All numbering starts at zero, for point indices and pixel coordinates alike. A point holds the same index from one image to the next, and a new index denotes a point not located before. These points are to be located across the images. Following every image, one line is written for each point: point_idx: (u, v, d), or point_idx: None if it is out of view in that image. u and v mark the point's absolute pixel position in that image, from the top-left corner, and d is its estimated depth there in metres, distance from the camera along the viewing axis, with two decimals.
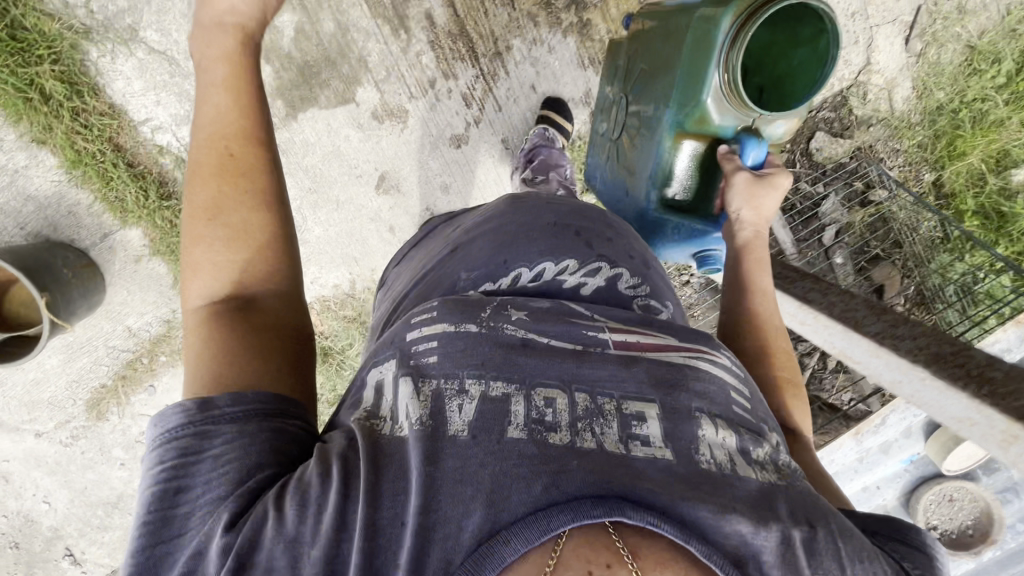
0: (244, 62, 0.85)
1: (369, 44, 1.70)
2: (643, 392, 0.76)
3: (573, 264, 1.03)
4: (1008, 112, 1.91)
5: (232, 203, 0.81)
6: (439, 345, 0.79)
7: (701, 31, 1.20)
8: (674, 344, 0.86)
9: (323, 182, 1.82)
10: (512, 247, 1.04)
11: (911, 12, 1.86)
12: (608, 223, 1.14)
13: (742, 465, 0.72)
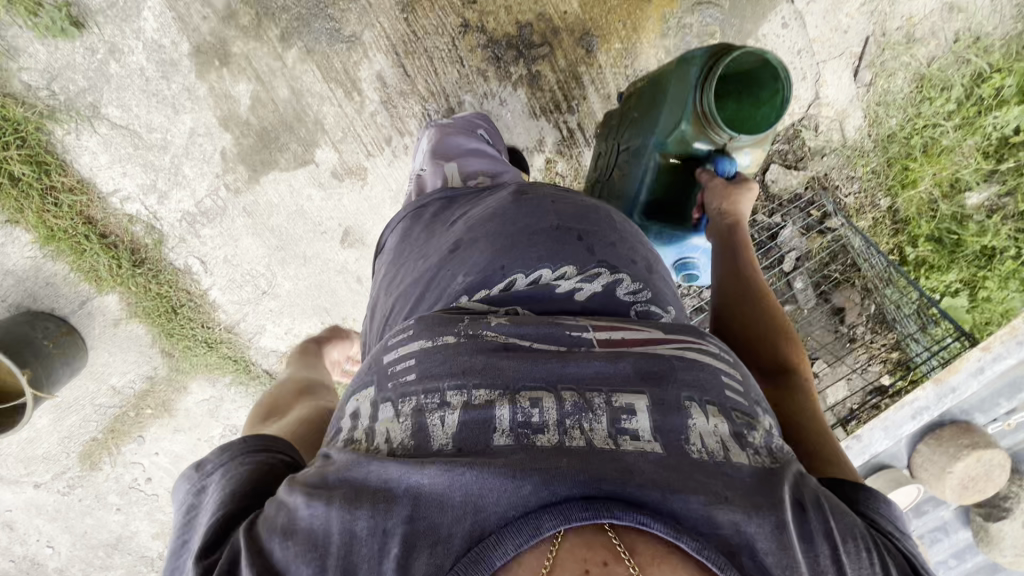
0: (312, 347, 1.37)
1: (323, 107, 1.75)
2: (632, 384, 0.71)
3: (571, 269, 0.97)
4: (957, 139, 1.94)
5: (293, 386, 1.13)
6: (416, 364, 0.77)
7: (678, 79, 1.42)
8: (662, 336, 0.81)
9: (289, 240, 1.89)
10: (511, 252, 0.98)
11: (859, 44, 1.89)
12: (614, 226, 1.06)
13: (735, 450, 0.67)
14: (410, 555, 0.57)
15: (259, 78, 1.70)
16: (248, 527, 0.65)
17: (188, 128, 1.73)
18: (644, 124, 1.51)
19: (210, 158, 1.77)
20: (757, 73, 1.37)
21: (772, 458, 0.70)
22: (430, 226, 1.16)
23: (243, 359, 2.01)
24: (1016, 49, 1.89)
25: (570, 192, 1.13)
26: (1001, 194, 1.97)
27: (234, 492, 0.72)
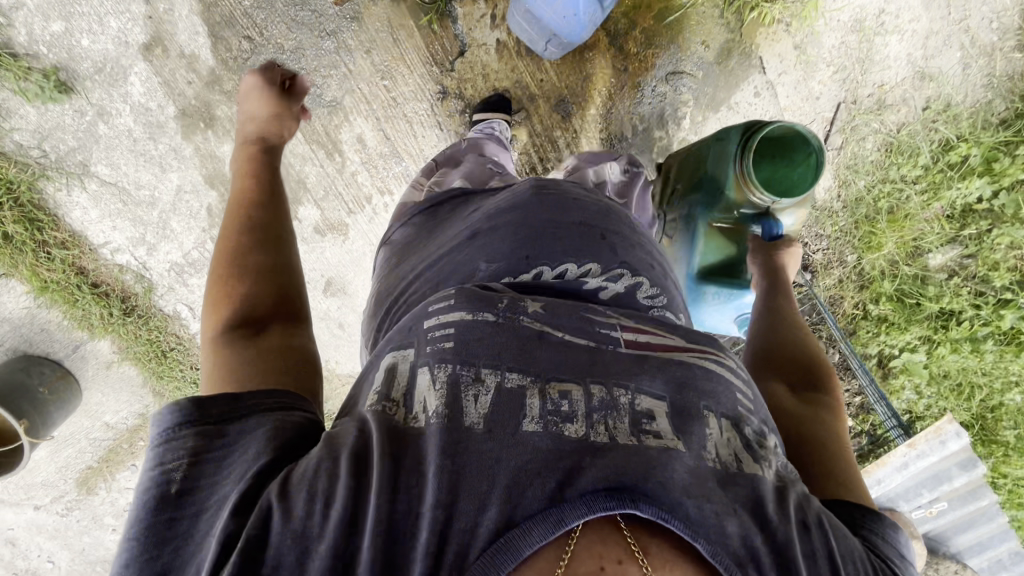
0: (260, 160, 1.15)
1: (306, 167, 1.81)
2: (657, 386, 0.74)
3: (595, 268, 0.99)
4: (921, 203, 1.98)
5: (247, 247, 0.98)
6: (455, 333, 0.78)
7: (718, 150, 1.52)
8: (683, 344, 0.83)
9: None
10: (534, 245, 1.01)
11: (831, 109, 1.93)
12: (633, 231, 1.10)
13: (746, 460, 0.71)
14: (439, 540, 0.57)
15: None
16: (284, 490, 0.63)
17: (175, 186, 1.79)
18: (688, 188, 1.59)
19: (197, 213, 1.83)
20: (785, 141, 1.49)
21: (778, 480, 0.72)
22: (453, 214, 1.20)
23: None
24: (984, 117, 1.93)
25: (597, 192, 1.17)
26: (964, 256, 2.01)
27: (258, 454, 0.68)
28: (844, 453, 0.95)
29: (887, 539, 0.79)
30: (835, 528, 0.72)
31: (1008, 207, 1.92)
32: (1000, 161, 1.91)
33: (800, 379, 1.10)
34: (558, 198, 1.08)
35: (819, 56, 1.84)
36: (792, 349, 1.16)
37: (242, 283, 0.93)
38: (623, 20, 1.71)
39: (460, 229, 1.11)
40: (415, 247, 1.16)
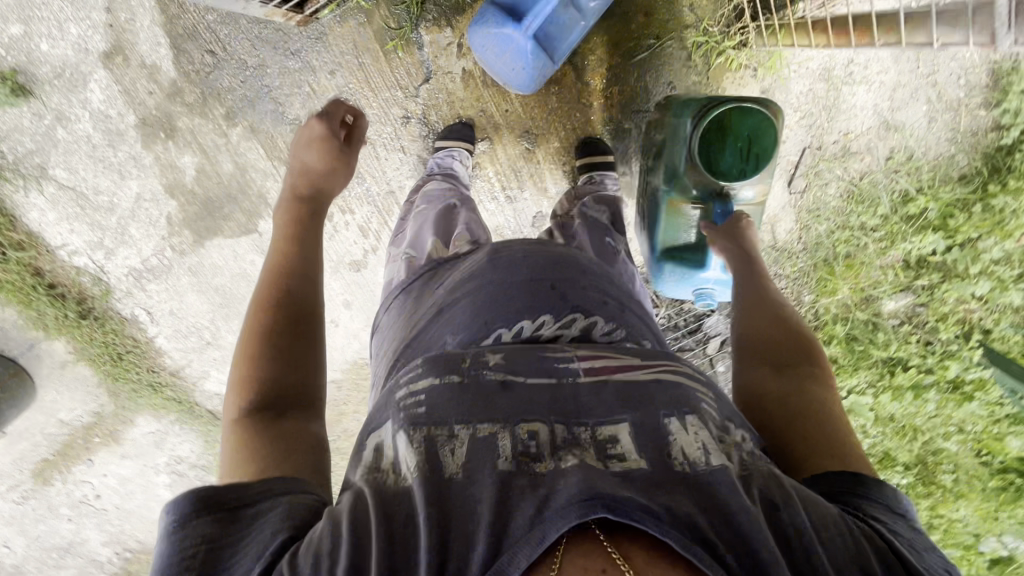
0: (303, 219, 1.14)
1: (267, 182, 1.80)
2: (615, 411, 0.79)
3: (549, 318, 0.99)
4: (877, 251, 2.00)
5: (278, 321, 0.96)
6: (426, 397, 0.81)
7: (673, 134, 1.58)
8: (639, 362, 0.89)
9: (233, 299, 1.98)
10: (492, 307, 1.01)
11: (796, 153, 1.95)
12: (582, 268, 1.11)
13: (714, 450, 0.76)
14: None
15: (205, 151, 1.75)
16: (289, 555, 0.67)
17: (134, 193, 1.79)
18: (653, 171, 1.67)
19: (156, 221, 1.83)
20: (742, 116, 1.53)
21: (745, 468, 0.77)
22: (419, 288, 1.21)
23: (186, 400, 2.12)
24: (946, 171, 1.94)
25: (543, 242, 1.17)
26: (916, 305, 2.03)
27: (271, 536, 0.69)
28: (827, 428, 0.95)
29: (875, 502, 0.81)
30: (807, 502, 0.74)
31: (958, 262, 1.95)
32: (955, 218, 1.92)
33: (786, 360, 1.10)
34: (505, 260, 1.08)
35: (786, 102, 1.85)
36: (769, 331, 1.16)
37: (251, 361, 0.92)
38: (591, 57, 1.71)
39: (428, 305, 1.11)
40: (393, 325, 1.17)
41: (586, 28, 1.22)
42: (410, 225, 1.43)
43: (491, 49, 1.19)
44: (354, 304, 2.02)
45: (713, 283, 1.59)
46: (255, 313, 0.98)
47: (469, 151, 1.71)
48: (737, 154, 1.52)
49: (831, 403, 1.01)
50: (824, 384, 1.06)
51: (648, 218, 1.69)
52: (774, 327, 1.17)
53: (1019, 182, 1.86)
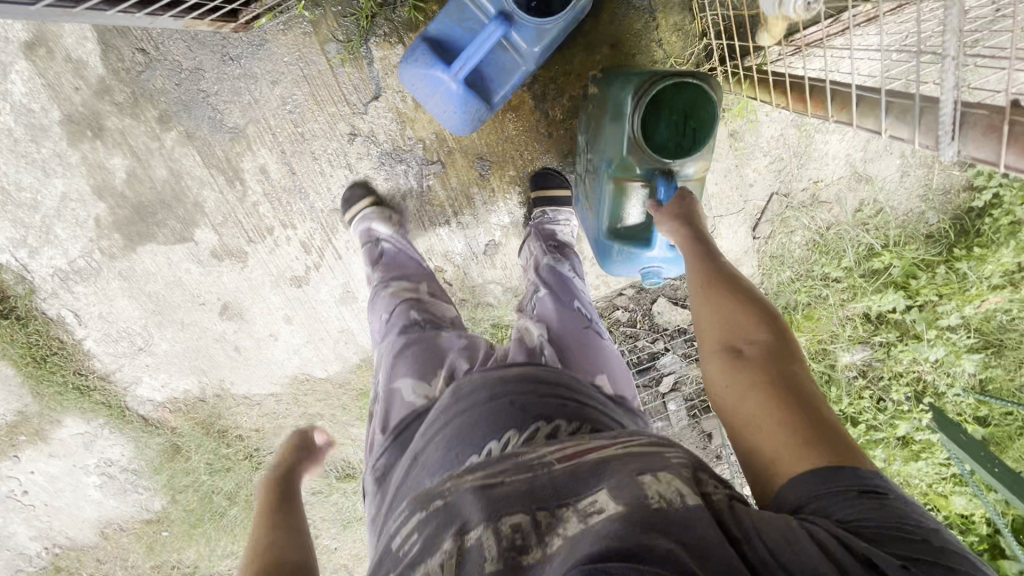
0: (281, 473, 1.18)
1: (203, 191, 1.71)
2: (592, 481, 0.72)
3: (515, 433, 0.84)
4: (838, 303, 1.94)
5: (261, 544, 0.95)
6: (416, 535, 0.74)
7: (617, 106, 1.34)
8: (606, 442, 0.80)
9: (166, 306, 1.89)
10: (462, 438, 0.86)
11: (763, 198, 1.87)
12: (538, 375, 0.97)
13: (689, 491, 0.69)
14: None
15: (136, 154, 1.65)
16: None
17: (59, 192, 1.68)
18: (598, 146, 1.44)
19: (83, 223, 1.73)
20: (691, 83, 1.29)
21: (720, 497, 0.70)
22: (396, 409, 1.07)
23: (117, 404, 2.05)
24: (913, 228, 1.89)
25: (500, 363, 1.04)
26: (871, 360, 1.98)
27: None
28: (798, 414, 0.85)
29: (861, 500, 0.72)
30: (765, 527, 0.66)
31: (916, 323, 1.90)
32: (917, 278, 1.87)
33: (749, 352, 0.96)
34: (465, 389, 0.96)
35: (754, 146, 1.77)
36: (721, 311, 1.02)
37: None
38: (552, 85, 1.61)
39: (405, 453, 0.96)
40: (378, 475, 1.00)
41: (531, 70, 1.13)
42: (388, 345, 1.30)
43: (422, 90, 1.10)
44: (295, 319, 1.94)
45: (660, 261, 1.36)
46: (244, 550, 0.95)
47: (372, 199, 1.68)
48: (670, 131, 1.35)
49: (796, 375, 0.91)
50: (788, 354, 0.95)
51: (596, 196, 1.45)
52: (725, 306, 1.02)
53: (985, 250, 1.79)
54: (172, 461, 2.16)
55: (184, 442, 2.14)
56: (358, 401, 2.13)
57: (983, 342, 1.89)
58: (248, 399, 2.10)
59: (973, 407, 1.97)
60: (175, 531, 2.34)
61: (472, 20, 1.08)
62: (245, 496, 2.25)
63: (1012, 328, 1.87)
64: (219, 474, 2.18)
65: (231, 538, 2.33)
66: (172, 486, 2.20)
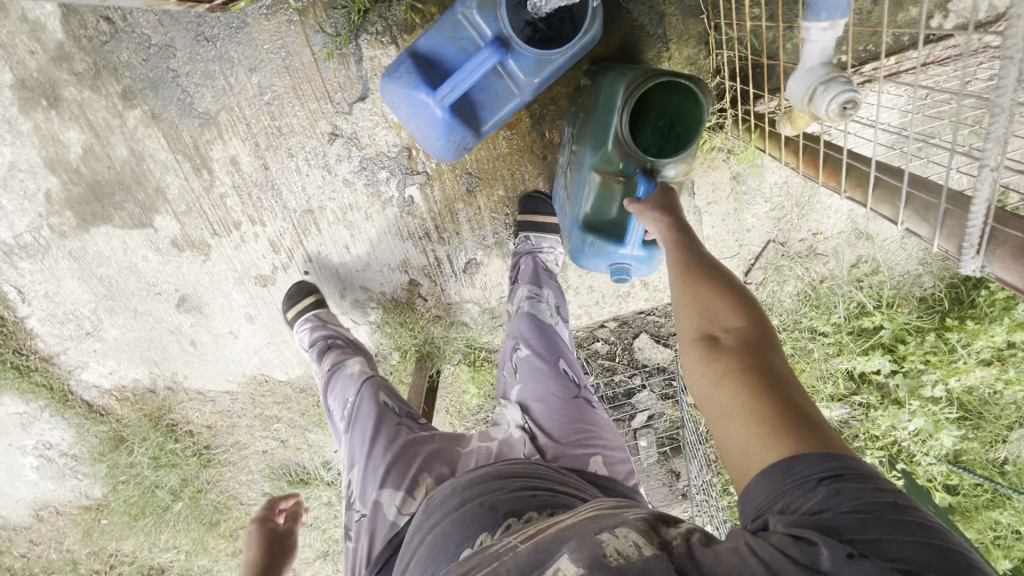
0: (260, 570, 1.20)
1: (167, 176, 1.58)
2: (554, 551, 0.65)
3: (487, 534, 0.75)
4: (823, 358, 1.88)
5: None
6: None
7: (606, 97, 1.17)
8: (571, 512, 0.74)
9: (119, 292, 1.77)
10: (436, 555, 0.77)
11: (759, 244, 1.79)
12: (502, 468, 0.91)
13: (645, 541, 0.64)
14: None
15: (94, 130, 1.51)
16: None
17: (7, 160, 1.54)
18: (582, 136, 1.26)
19: (32, 196, 1.60)
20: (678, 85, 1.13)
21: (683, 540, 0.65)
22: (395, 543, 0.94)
23: (59, 387, 1.94)
24: (908, 291, 1.83)
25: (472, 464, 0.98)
26: (849, 418, 1.93)
27: None
28: (782, 412, 0.68)
29: (839, 501, 0.59)
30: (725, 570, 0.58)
31: (898, 388, 1.85)
32: (906, 343, 1.81)
33: (730, 342, 0.77)
34: (436, 501, 0.88)
35: (757, 191, 1.68)
36: (695, 294, 0.83)
37: None
38: (550, 107, 1.50)
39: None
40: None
41: (526, 100, 1.03)
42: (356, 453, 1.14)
43: (402, 110, 0.99)
44: (257, 319, 1.83)
45: (632, 259, 1.19)
46: None
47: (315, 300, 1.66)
48: (657, 136, 1.16)
49: (780, 367, 0.74)
50: (771, 342, 0.77)
51: (574, 187, 1.27)
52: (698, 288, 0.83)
53: (978, 324, 1.73)
54: (114, 451, 2.04)
55: (128, 433, 2.02)
56: (318, 408, 2.03)
57: (963, 414, 1.85)
58: (202, 394, 2.00)
59: (944, 475, 1.94)
60: (114, 521, 2.23)
61: (465, 39, 0.97)
62: (191, 493, 2.15)
63: (994, 402, 1.82)
64: (163, 470, 2.08)
65: (173, 533, 2.24)
66: (111, 476, 2.09)
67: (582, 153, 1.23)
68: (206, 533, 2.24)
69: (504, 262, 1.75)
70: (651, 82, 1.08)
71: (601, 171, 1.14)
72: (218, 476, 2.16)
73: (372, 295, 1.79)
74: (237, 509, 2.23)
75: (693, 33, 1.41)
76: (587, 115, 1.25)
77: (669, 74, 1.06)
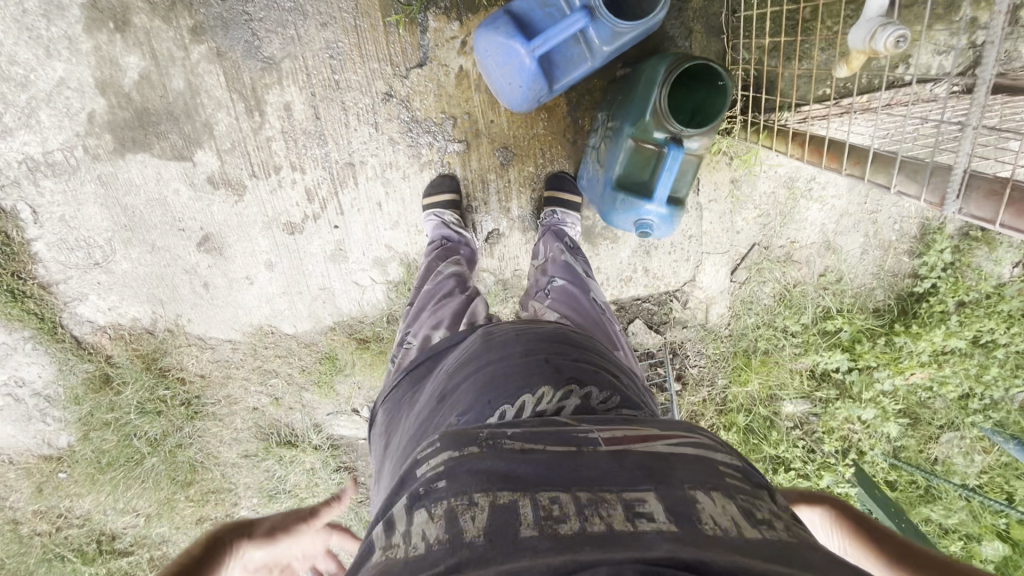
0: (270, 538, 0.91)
1: (218, 113, 1.65)
2: (640, 480, 0.74)
3: (549, 389, 0.89)
4: (792, 355, 2.12)
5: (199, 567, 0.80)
6: (444, 471, 0.77)
7: (646, 76, 1.30)
8: (658, 433, 0.84)
9: (140, 224, 1.77)
10: (494, 385, 0.92)
11: (745, 247, 2.02)
12: (569, 341, 1.04)
13: (748, 526, 0.69)
14: None
15: (156, 58, 1.58)
16: None
17: (57, 76, 1.57)
18: (620, 111, 1.38)
19: (74, 114, 1.61)
20: (709, 69, 1.27)
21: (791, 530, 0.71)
22: (423, 359, 1.15)
23: (50, 319, 1.87)
24: (864, 301, 2.11)
25: (535, 320, 1.11)
26: (810, 412, 2.17)
27: None
28: None
29: None
30: (808, 554, 0.66)
31: (853, 384, 2.11)
32: (862, 344, 2.07)
33: None
34: (498, 341, 1.02)
35: (749, 197, 1.93)
36: None
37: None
38: (586, 98, 1.69)
39: (426, 397, 1.02)
40: (399, 412, 1.09)
41: (595, 66, 1.22)
42: (416, 309, 1.39)
43: (493, 58, 1.16)
44: (277, 267, 1.87)
45: (655, 216, 1.30)
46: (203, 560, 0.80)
47: (451, 203, 1.74)
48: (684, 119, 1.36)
49: None
50: None
51: (607, 155, 1.41)
52: None
53: (921, 329, 2.02)
54: (97, 392, 1.97)
55: (116, 374, 1.96)
56: (319, 366, 2.04)
57: (904, 412, 2.12)
58: (202, 341, 1.98)
59: (886, 471, 2.18)
60: (75, 474, 2.11)
61: (554, 7, 1.15)
62: (169, 447, 2.08)
63: (928, 405, 2.12)
64: (147, 418, 2.02)
65: (140, 491, 2.13)
66: (87, 420, 2.00)
67: (618, 123, 1.36)
68: (176, 494, 2.15)
69: (524, 238, 1.88)
70: (688, 62, 1.20)
71: (636, 139, 1.28)
72: (199, 432, 2.10)
73: (395, 254, 1.88)
74: (213, 469, 2.16)
75: (713, 49, 1.68)
76: (627, 90, 1.38)
77: (703, 59, 1.20)
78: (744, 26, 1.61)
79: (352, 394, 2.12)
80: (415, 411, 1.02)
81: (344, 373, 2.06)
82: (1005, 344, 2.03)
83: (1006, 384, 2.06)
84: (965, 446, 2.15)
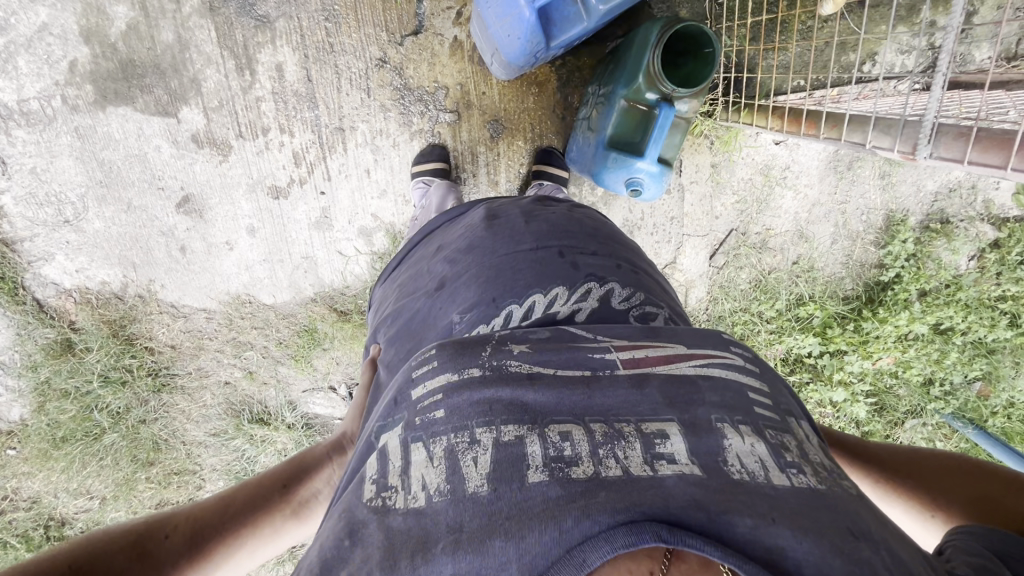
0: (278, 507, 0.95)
1: (207, 70, 1.63)
2: (660, 410, 0.68)
3: (563, 291, 0.92)
4: (766, 340, 2.18)
5: (214, 524, 0.87)
6: (444, 399, 0.70)
7: (639, 40, 1.35)
8: (684, 350, 0.77)
9: (117, 180, 1.71)
10: (500, 283, 0.94)
11: (724, 232, 2.08)
12: (592, 235, 1.06)
13: (776, 469, 0.62)
14: None
15: (145, 9, 1.57)
16: None
17: (39, 22, 1.55)
18: (613, 75, 1.44)
19: (55, 62, 1.58)
20: (699, 34, 1.33)
21: (821, 478, 0.64)
22: (415, 256, 1.20)
23: (10, 280, 1.79)
24: (834, 289, 2.18)
25: (546, 207, 1.14)
26: None
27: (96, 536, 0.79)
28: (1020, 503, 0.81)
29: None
30: (840, 505, 0.60)
31: (826, 368, 2.18)
32: (833, 329, 2.15)
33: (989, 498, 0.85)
34: (507, 231, 1.04)
35: (728, 181, 2.00)
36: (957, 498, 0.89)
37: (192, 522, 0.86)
38: (576, 74, 1.76)
39: (426, 280, 1.06)
40: (398, 287, 1.14)
41: (591, 27, 1.26)
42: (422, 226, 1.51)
43: (494, 9, 1.21)
44: (259, 232, 1.82)
45: (645, 174, 1.38)
46: (220, 522, 0.88)
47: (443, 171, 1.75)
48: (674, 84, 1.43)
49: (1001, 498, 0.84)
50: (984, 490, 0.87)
51: (600, 118, 1.47)
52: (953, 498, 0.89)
53: (887, 313, 2.11)
54: (58, 359, 1.88)
55: (79, 340, 1.88)
56: (297, 339, 1.98)
57: (872, 394, 2.21)
58: (175, 310, 1.91)
59: None
60: (25, 452, 1.97)
61: None
62: (132, 421, 1.98)
63: (892, 392, 2.22)
64: (111, 388, 1.92)
65: (97, 470, 2.00)
66: (44, 389, 1.90)
67: (612, 86, 1.42)
68: (136, 474, 2.03)
69: None
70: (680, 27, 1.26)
71: (629, 100, 1.35)
72: (164, 408, 2.00)
73: (382, 224, 1.86)
74: (178, 448, 2.05)
75: None
76: (621, 56, 1.43)
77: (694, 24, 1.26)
78: (725, 14, 1.71)
79: (330, 370, 2.06)
80: (410, 294, 1.07)
81: (323, 347, 2.00)
82: (963, 332, 2.14)
83: (964, 370, 2.17)
84: (929, 433, 2.24)
